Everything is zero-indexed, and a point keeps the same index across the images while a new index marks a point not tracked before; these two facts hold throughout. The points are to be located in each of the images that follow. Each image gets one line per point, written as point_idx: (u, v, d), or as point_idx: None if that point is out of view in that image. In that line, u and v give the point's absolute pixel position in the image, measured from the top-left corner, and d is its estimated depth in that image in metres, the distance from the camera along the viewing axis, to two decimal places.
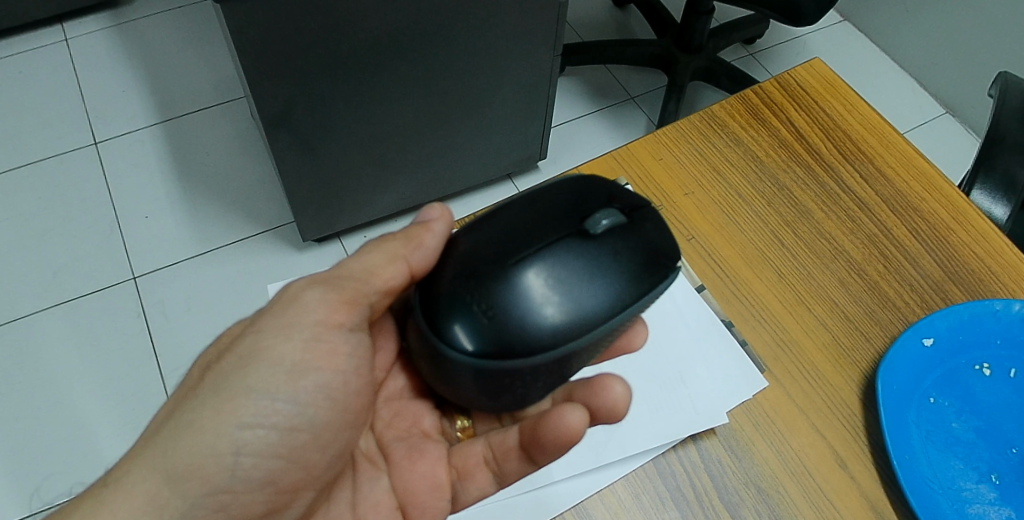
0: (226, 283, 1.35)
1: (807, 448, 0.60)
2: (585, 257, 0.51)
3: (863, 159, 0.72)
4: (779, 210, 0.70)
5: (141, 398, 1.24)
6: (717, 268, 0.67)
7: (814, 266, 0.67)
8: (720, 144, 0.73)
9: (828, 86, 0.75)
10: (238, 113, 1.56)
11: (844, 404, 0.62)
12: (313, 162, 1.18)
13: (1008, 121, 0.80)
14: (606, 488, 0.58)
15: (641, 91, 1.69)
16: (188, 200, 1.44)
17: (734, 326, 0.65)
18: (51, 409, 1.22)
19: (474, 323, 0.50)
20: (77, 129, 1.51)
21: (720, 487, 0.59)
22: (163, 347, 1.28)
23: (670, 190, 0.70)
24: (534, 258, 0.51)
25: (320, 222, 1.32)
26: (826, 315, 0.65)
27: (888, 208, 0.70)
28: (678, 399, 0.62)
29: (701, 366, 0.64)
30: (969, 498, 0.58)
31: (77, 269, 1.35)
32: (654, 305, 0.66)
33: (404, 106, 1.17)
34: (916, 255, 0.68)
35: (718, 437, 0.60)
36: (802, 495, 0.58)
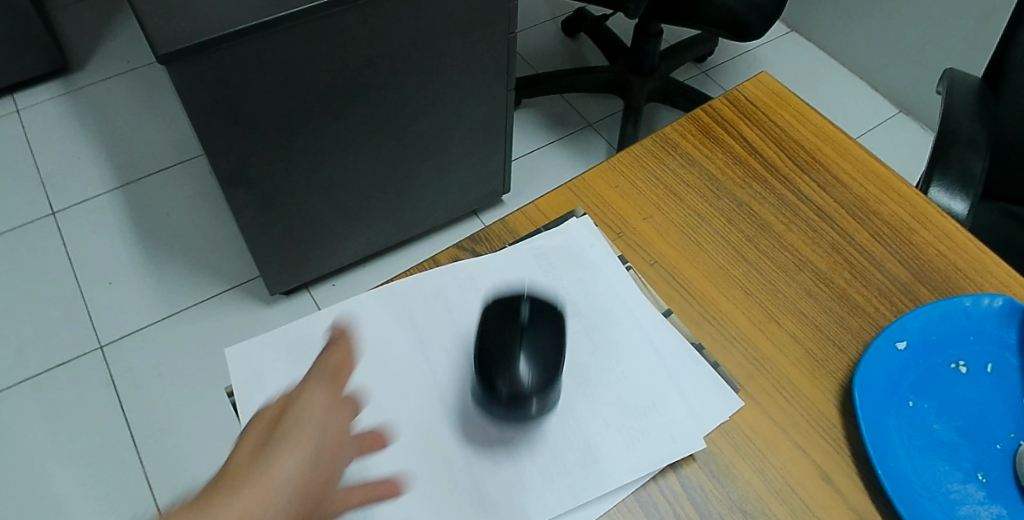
0: (196, 342, 1.32)
1: (789, 466, 0.55)
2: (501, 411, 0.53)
3: (818, 169, 0.73)
4: (739, 226, 0.69)
5: (115, 468, 1.20)
6: (680, 290, 0.64)
7: (780, 279, 0.66)
8: (674, 165, 0.72)
9: (779, 100, 0.77)
10: (198, 172, 1.55)
11: (822, 416, 0.58)
12: (275, 213, 1.16)
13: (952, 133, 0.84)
14: None
15: (599, 117, 1.71)
16: (152, 263, 1.41)
17: (705, 349, 0.61)
18: (19, 490, 1.18)
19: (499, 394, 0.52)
20: (35, 200, 1.49)
21: (706, 514, 0.53)
22: (135, 416, 1.24)
23: (627, 216, 0.67)
24: (506, 395, 0.52)
25: (287, 275, 1.31)
26: (796, 327, 0.63)
27: (847, 214, 0.70)
28: (654, 428, 0.56)
29: (675, 394, 0.58)
30: (958, 499, 0.57)
31: (41, 343, 1.31)
32: (622, 333, 0.61)
33: (362, 156, 1.17)
34: (880, 258, 0.68)
35: (698, 463, 0.54)
36: (790, 515, 0.53)
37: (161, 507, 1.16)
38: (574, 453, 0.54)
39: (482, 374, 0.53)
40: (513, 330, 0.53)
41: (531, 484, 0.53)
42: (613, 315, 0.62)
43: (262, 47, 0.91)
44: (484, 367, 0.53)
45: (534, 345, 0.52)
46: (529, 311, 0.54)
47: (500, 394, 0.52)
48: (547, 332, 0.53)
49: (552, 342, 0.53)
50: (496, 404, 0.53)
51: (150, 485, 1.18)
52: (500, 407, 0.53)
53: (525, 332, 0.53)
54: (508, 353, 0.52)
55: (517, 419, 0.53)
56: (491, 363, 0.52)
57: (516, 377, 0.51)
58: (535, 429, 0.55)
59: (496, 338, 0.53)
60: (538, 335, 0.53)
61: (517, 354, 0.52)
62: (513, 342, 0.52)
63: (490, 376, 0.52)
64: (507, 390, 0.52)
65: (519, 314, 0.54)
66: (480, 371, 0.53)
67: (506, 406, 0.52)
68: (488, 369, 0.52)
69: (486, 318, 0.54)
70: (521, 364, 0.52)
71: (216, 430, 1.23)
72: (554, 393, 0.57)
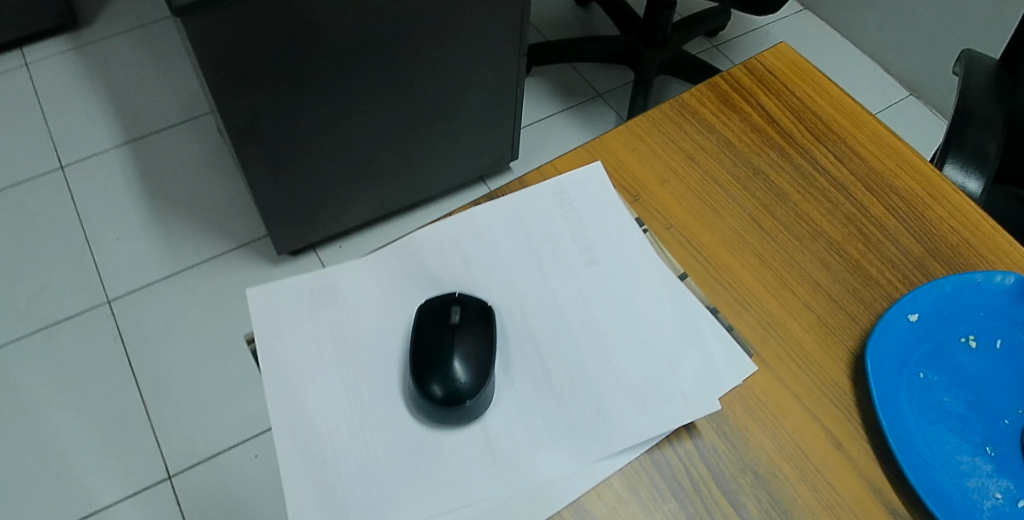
0: (202, 300, 1.32)
1: (801, 431, 0.55)
2: (433, 408, 0.48)
3: (835, 140, 0.72)
4: (755, 193, 0.69)
5: (121, 421, 1.21)
6: (697, 254, 0.64)
7: (795, 248, 0.66)
8: (692, 131, 0.72)
9: (798, 69, 0.76)
10: (205, 131, 1.54)
11: (832, 383, 0.58)
12: (283, 173, 1.16)
13: (971, 108, 0.84)
14: (600, 483, 0.48)
15: (608, 88, 1.70)
16: (159, 219, 1.41)
17: (720, 313, 0.61)
18: (26, 440, 1.19)
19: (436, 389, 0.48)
20: (42, 154, 1.48)
21: (718, 477, 0.51)
22: (142, 370, 1.25)
23: (644, 180, 0.67)
24: (442, 391, 0.48)
25: (294, 235, 1.31)
26: (809, 295, 0.63)
27: (863, 186, 0.70)
28: (666, 391, 0.51)
29: (697, 353, 0.53)
30: (965, 470, 0.57)
31: (49, 296, 1.32)
32: (637, 284, 0.55)
33: (371, 118, 1.16)
34: (894, 231, 0.68)
35: (710, 425, 0.52)
36: (801, 478, 0.53)
37: (167, 460, 1.17)
38: (585, 410, 0.50)
39: (416, 377, 0.49)
40: (446, 333, 0.49)
41: (542, 440, 0.49)
42: (630, 259, 0.56)
43: (274, 2, 0.90)
44: (419, 366, 0.49)
45: (467, 344, 0.49)
46: (459, 316, 0.50)
47: (435, 388, 0.48)
48: (480, 329, 0.50)
49: (485, 343, 0.50)
50: (429, 405, 0.48)
51: (155, 438, 1.19)
52: (434, 408, 0.48)
53: (456, 330, 0.50)
54: (441, 353, 0.49)
55: (454, 416, 0.48)
56: (423, 365, 0.49)
57: (452, 379, 0.48)
58: (546, 383, 0.51)
59: (426, 337, 0.50)
60: (469, 335, 0.50)
61: (451, 351, 0.49)
62: (443, 341, 0.49)
63: (425, 375, 0.48)
64: (441, 393, 0.48)
65: (449, 317, 0.50)
66: (414, 373, 0.49)
67: (442, 401, 0.48)
68: (419, 372, 0.48)
69: (416, 315, 0.51)
70: (456, 361, 0.48)
71: (220, 387, 1.24)
72: (568, 349, 0.53)
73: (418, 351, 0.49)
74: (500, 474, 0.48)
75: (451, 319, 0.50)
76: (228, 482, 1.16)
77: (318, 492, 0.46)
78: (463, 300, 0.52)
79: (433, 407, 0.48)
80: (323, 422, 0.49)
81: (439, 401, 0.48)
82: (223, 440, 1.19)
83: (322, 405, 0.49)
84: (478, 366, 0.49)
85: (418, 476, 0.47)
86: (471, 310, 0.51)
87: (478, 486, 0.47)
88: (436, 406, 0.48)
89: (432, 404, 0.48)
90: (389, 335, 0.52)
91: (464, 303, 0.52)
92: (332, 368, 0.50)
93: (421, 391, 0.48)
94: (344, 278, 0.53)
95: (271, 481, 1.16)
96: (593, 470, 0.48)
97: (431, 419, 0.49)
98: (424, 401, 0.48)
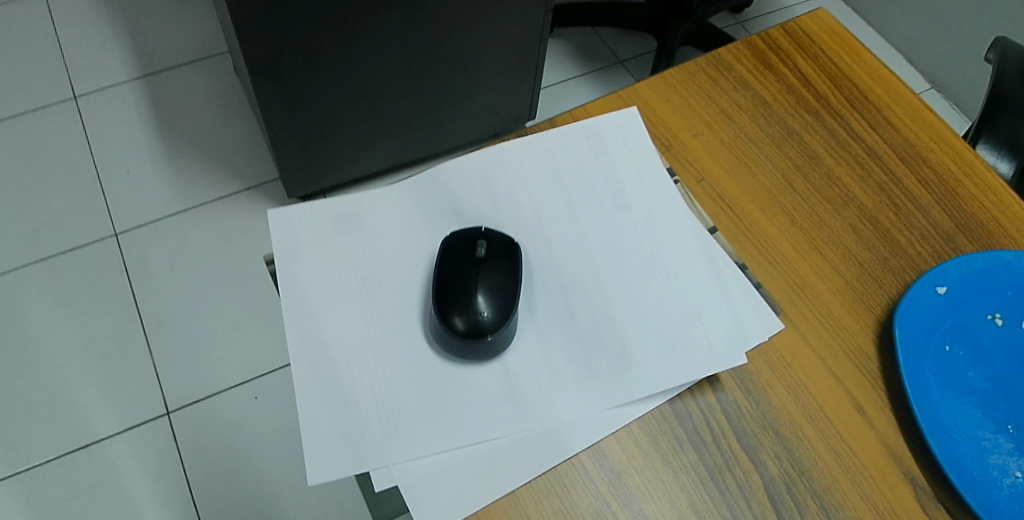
0: (210, 240, 1.31)
1: (825, 393, 0.53)
2: (456, 340, 0.49)
3: (871, 109, 0.68)
4: (789, 155, 0.66)
5: (123, 354, 1.20)
6: (727, 210, 0.61)
7: (827, 211, 0.63)
8: (728, 87, 0.68)
9: (836, 35, 0.71)
10: (221, 70, 1.51)
11: (857, 349, 0.56)
12: (299, 114, 1.14)
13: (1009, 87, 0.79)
14: (621, 429, 0.49)
15: (630, 55, 1.66)
16: (170, 156, 1.39)
17: (749, 269, 0.58)
18: (27, 365, 1.18)
19: (458, 320, 0.49)
20: (55, 82, 1.46)
21: (740, 433, 0.50)
22: (146, 306, 1.24)
23: (678, 131, 0.64)
24: (463, 322, 0.49)
25: (305, 179, 1.29)
26: (839, 260, 0.61)
27: (897, 157, 0.67)
28: (693, 337, 0.53)
29: (722, 304, 0.55)
30: (987, 448, 0.52)
31: (56, 225, 1.31)
32: (670, 235, 0.57)
33: (391, 64, 1.14)
34: (926, 204, 0.65)
35: (733, 380, 0.52)
36: (822, 440, 0.51)
37: (166, 397, 1.17)
38: (608, 354, 0.52)
39: (440, 308, 0.50)
40: (470, 267, 0.51)
41: (562, 381, 0.51)
42: (665, 209, 0.58)
43: None
44: (441, 297, 0.50)
45: (490, 279, 0.51)
46: (484, 251, 0.52)
47: (457, 320, 0.49)
48: (504, 264, 0.52)
49: (509, 278, 0.51)
50: (451, 336, 0.49)
51: (156, 373, 1.19)
52: (456, 339, 0.49)
53: (481, 264, 0.51)
54: (466, 286, 0.50)
55: (476, 348, 0.49)
56: (447, 298, 0.50)
57: (474, 311, 0.49)
58: (570, 324, 0.53)
59: (451, 270, 0.51)
60: (494, 269, 0.51)
61: (474, 285, 0.50)
62: (469, 274, 0.51)
63: (448, 307, 0.50)
64: (463, 325, 0.49)
65: (474, 252, 0.52)
66: (438, 305, 0.50)
67: (464, 333, 0.49)
68: (443, 304, 0.50)
69: (443, 249, 0.53)
70: (479, 295, 0.50)
71: (223, 328, 1.23)
72: (594, 291, 0.54)
73: (443, 284, 0.51)
74: (522, 412, 0.49)
75: (477, 254, 0.52)
76: (227, 423, 1.15)
77: (335, 416, 0.48)
78: (491, 236, 0.53)
79: (454, 339, 0.49)
80: (341, 348, 0.51)
81: (460, 332, 0.49)
82: (224, 380, 1.19)
83: (343, 331, 0.51)
84: (500, 301, 0.50)
85: (438, 409, 0.49)
86: (497, 246, 0.52)
87: (497, 423, 0.49)
88: (457, 338, 0.49)
89: (454, 335, 0.49)
90: (412, 266, 0.54)
91: (491, 239, 0.53)
92: (354, 295, 0.53)
93: (442, 322, 0.50)
94: (373, 208, 0.56)
95: (269, 425, 1.16)
96: (614, 417, 0.49)
97: (455, 350, 0.50)
98: (446, 332, 0.49)
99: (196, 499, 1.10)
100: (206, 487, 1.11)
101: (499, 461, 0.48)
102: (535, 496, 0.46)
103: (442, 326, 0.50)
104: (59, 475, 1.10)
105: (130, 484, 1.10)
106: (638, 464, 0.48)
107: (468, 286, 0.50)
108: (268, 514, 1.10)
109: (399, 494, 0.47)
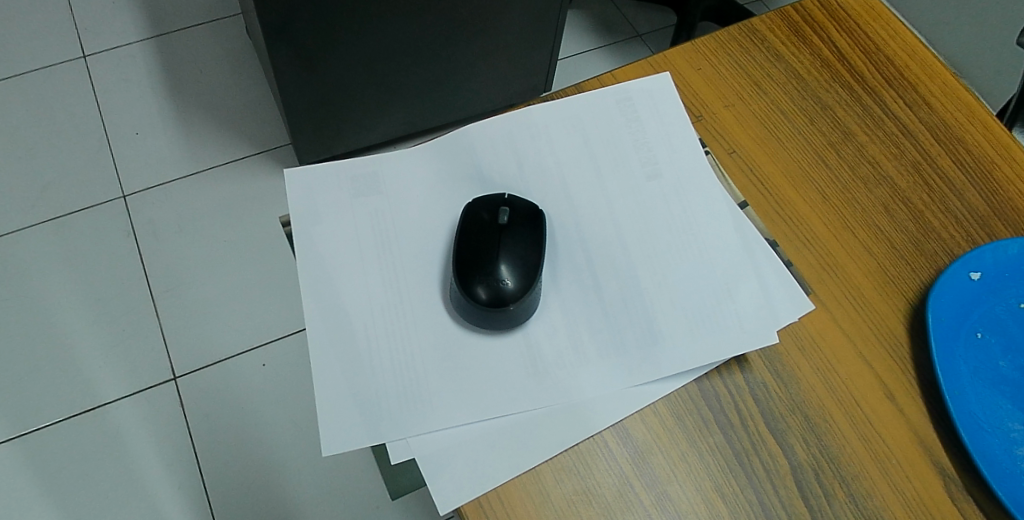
0: (218, 205, 1.29)
1: (854, 377, 0.51)
2: (478, 309, 0.48)
3: (905, 86, 0.64)
4: (822, 129, 0.62)
5: (130, 318, 1.19)
6: (758, 184, 0.58)
7: (858, 189, 0.60)
8: (760, 57, 0.64)
9: (870, 9, 0.66)
10: (231, 33, 1.48)
11: (889, 332, 0.54)
12: (312, 78, 1.11)
13: None
14: (645, 408, 0.48)
15: (648, 29, 1.62)
16: (180, 119, 1.37)
17: (778, 247, 0.56)
18: (34, 327, 1.17)
19: (481, 288, 0.48)
20: (64, 40, 1.43)
21: (767, 415, 0.49)
22: (154, 270, 1.23)
23: (708, 101, 0.62)
24: (486, 289, 0.47)
25: (317, 145, 1.27)
26: (871, 241, 0.58)
27: (933, 137, 0.62)
28: (724, 314, 0.51)
29: (754, 281, 0.53)
30: (1017, 439, 0.49)
31: (64, 185, 1.29)
32: (702, 208, 0.55)
33: (407, 29, 1.10)
34: (960, 187, 0.60)
35: (762, 361, 0.50)
36: (851, 425, 0.50)
37: (173, 362, 1.16)
38: (635, 331, 0.50)
39: (462, 277, 0.48)
40: (492, 235, 0.49)
41: (586, 355, 0.49)
42: (696, 180, 0.56)
43: None
44: (463, 266, 0.49)
45: (513, 247, 0.49)
46: (506, 218, 0.50)
47: (479, 288, 0.48)
48: (527, 232, 0.50)
49: (532, 246, 0.49)
50: (473, 305, 0.48)
51: (163, 338, 1.18)
52: (478, 307, 0.48)
53: (503, 231, 0.49)
54: (487, 254, 0.49)
55: (499, 316, 0.48)
56: (469, 268, 0.48)
57: (496, 280, 0.47)
58: (596, 297, 0.51)
59: (473, 237, 0.49)
60: (516, 237, 0.49)
61: (497, 255, 0.48)
62: (490, 242, 0.49)
63: (469, 276, 0.48)
64: (485, 295, 0.47)
65: (497, 219, 0.50)
66: (459, 274, 0.48)
67: (486, 302, 0.47)
68: (464, 274, 0.48)
69: (464, 215, 0.51)
70: (502, 264, 0.48)
71: (230, 295, 1.22)
72: (621, 263, 0.53)
73: (465, 252, 0.49)
74: (544, 386, 0.48)
75: (499, 221, 0.50)
76: (233, 390, 1.15)
77: (351, 384, 0.47)
78: (513, 202, 0.51)
79: (477, 307, 0.47)
80: (359, 314, 0.49)
81: (483, 301, 0.47)
82: (230, 346, 1.18)
83: (361, 297, 0.50)
84: (523, 269, 0.48)
85: (457, 381, 0.48)
86: (520, 213, 0.50)
87: (518, 397, 0.47)
88: (481, 306, 0.48)
89: (476, 304, 0.48)
90: (435, 232, 0.52)
91: (514, 205, 0.51)
92: (373, 260, 0.51)
93: (464, 290, 0.48)
94: (392, 168, 0.54)
95: (276, 392, 1.15)
96: (641, 394, 0.48)
97: (477, 320, 0.49)
98: (468, 301, 0.48)
99: (202, 464, 1.10)
100: (212, 453, 1.10)
101: (520, 438, 0.46)
102: (556, 474, 0.45)
103: (464, 294, 0.48)
104: (65, 436, 1.10)
105: (136, 447, 1.10)
106: (663, 445, 0.47)
107: (489, 254, 0.48)
108: (275, 481, 1.09)
109: (416, 467, 0.46)
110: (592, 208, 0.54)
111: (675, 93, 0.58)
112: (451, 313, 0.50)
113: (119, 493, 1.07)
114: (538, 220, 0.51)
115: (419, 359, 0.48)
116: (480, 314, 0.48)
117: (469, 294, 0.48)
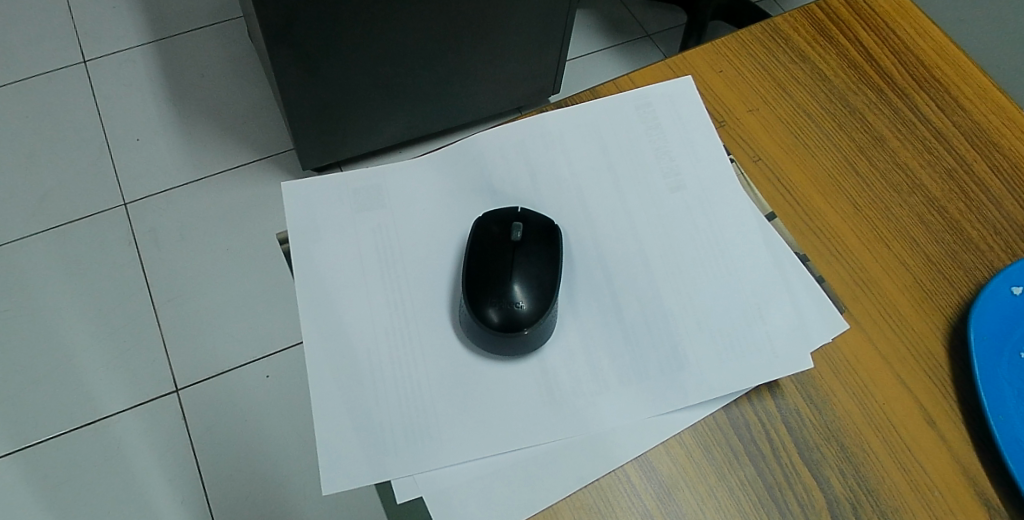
0: (221, 212, 1.27)
1: (892, 402, 0.48)
2: (490, 333, 0.45)
3: (937, 87, 0.60)
4: (851, 134, 0.58)
5: (131, 329, 1.16)
6: (786, 194, 0.55)
7: (891, 197, 0.56)
8: (785, 58, 0.60)
9: (899, 5, 0.63)
10: (234, 35, 1.45)
11: (928, 353, 0.50)
12: (315, 82, 1.09)
13: None
14: (671, 440, 0.44)
15: (658, 28, 1.59)
16: (182, 124, 1.34)
17: (808, 261, 0.52)
18: (33, 337, 1.15)
19: (493, 311, 0.44)
20: (65, 45, 1.41)
21: (801, 445, 0.46)
22: (155, 278, 1.20)
23: (731, 104, 0.58)
24: (499, 311, 0.44)
25: (321, 150, 1.24)
26: (906, 253, 0.54)
27: (968, 142, 0.58)
28: (754, 337, 0.48)
29: (785, 298, 0.50)
30: None
31: (64, 193, 1.26)
32: (729, 219, 0.52)
33: (412, 29, 1.07)
34: (997, 195, 0.57)
35: (794, 385, 0.47)
36: (890, 455, 0.46)
37: (175, 373, 1.13)
38: (658, 355, 0.47)
39: (473, 298, 0.45)
40: (505, 252, 0.46)
41: (606, 382, 0.46)
42: (722, 190, 0.52)
43: None
44: (474, 287, 0.45)
45: (528, 266, 0.46)
46: (520, 235, 0.47)
47: (491, 310, 0.44)
48: (543, 249, 0.47)
49: (548, 264, 0.46)
50: (485, 328, 0.45)
51: (164, 349, 1.15)
52: (490, 329, 0.44)
53: (517, 249, 0.46)
54: (500, 274, 0.45)
55: (512, 339, 0.45)
56: (480, 288, 0.45)
57: (510, 302, 0.44)
58: (616, 319, 0.48)
59: (485, 254, 0.46)
60: (530, 254, 0.46)
61: (511, 275, 0.45)
62: (503, 260, 0.46)
63: (481, 298, 0.45)
64: (498, 318, 0.44)
65: (511, 235, 0.47)
66: (470, 296, 0.45)
67: (499, 325, 0.44)
68: (475, 294, 0.45)
69: (475, 231, 0.48)
70: (515, 284, 0.45)
71: (232, 304, 1.19)
72: (642, 281, 0.49)
73: (476, 271, 0.46)
74: (560, 416, 0.45)
75: (513, 237, 0.47)
76: (237, 401, 1.12)
77: (352, 414, 0.44)
78: (527, 216, 0.48)
79: (489, 330, 0.44)
80: (362, 338, 0.46)
81: (495, 324, 0.44)
82: (233, 357, 1.15)
83: (365, 318, 0.47)
84: (538, 289, 0.45)
85: (468, 412, 0.45)
86: (534, 229, 0.47)
87: (535, 428, 0.44)
88: (494, 329, 0.44)
89: (489, 327, 0.44)
90: (443, 248, 0.49)
91: (528, 220, 0.48)
92: (377, 279, 0.48)
93: (475, 312, 0.45)
94: (397, 179, 0.51)
95: (280, 404, 1.12)
96: (665, 424, 0.45)
97: (490, 344, 0.45)
98: (480, 324, 0.45)
99: (204, 477, 1.07)
100: (215, 466, 1.08)
101: (537, 475, 0.43)
102: (575, 512, 0.42)
103: (475, 316, 0.45)
104: (64, 450, 1.07)
105: (136, 460, 1.07)
106: (689, 480, 0.44)
107: (502, 273, 0.45)
108: (279, 496, 1.06)
109: (423, 506, 0.43)
110: (610, 222, 0.51)
111: (697, 98, 0.55)
112: (461, 337, 0.47)
113: (119, 508, 1.04)
114: (554, 236, 0.47)
115: (427, 388, 0.45)
116: (493, 337, 0.45)
117: (480, 317, 0.45)
